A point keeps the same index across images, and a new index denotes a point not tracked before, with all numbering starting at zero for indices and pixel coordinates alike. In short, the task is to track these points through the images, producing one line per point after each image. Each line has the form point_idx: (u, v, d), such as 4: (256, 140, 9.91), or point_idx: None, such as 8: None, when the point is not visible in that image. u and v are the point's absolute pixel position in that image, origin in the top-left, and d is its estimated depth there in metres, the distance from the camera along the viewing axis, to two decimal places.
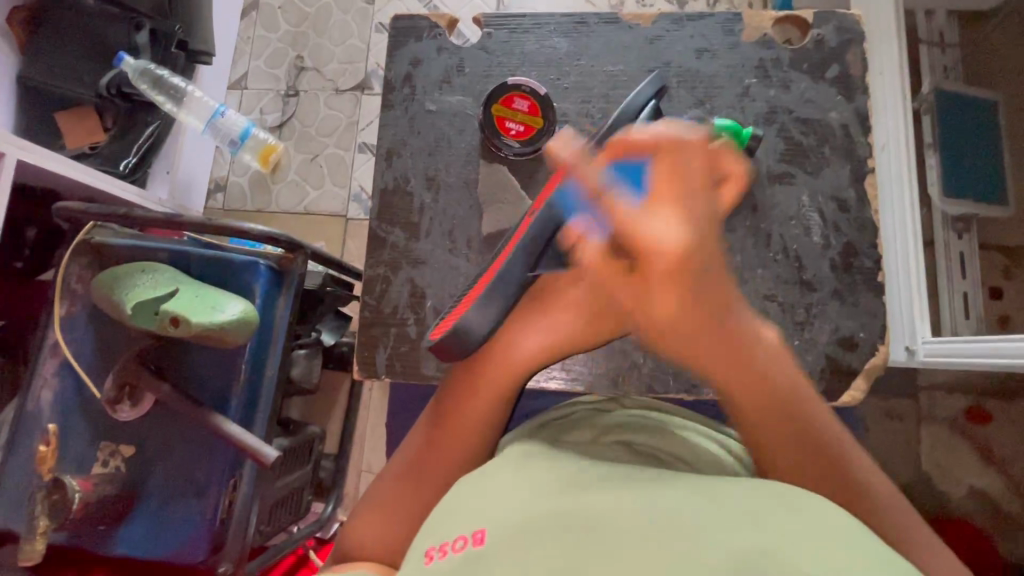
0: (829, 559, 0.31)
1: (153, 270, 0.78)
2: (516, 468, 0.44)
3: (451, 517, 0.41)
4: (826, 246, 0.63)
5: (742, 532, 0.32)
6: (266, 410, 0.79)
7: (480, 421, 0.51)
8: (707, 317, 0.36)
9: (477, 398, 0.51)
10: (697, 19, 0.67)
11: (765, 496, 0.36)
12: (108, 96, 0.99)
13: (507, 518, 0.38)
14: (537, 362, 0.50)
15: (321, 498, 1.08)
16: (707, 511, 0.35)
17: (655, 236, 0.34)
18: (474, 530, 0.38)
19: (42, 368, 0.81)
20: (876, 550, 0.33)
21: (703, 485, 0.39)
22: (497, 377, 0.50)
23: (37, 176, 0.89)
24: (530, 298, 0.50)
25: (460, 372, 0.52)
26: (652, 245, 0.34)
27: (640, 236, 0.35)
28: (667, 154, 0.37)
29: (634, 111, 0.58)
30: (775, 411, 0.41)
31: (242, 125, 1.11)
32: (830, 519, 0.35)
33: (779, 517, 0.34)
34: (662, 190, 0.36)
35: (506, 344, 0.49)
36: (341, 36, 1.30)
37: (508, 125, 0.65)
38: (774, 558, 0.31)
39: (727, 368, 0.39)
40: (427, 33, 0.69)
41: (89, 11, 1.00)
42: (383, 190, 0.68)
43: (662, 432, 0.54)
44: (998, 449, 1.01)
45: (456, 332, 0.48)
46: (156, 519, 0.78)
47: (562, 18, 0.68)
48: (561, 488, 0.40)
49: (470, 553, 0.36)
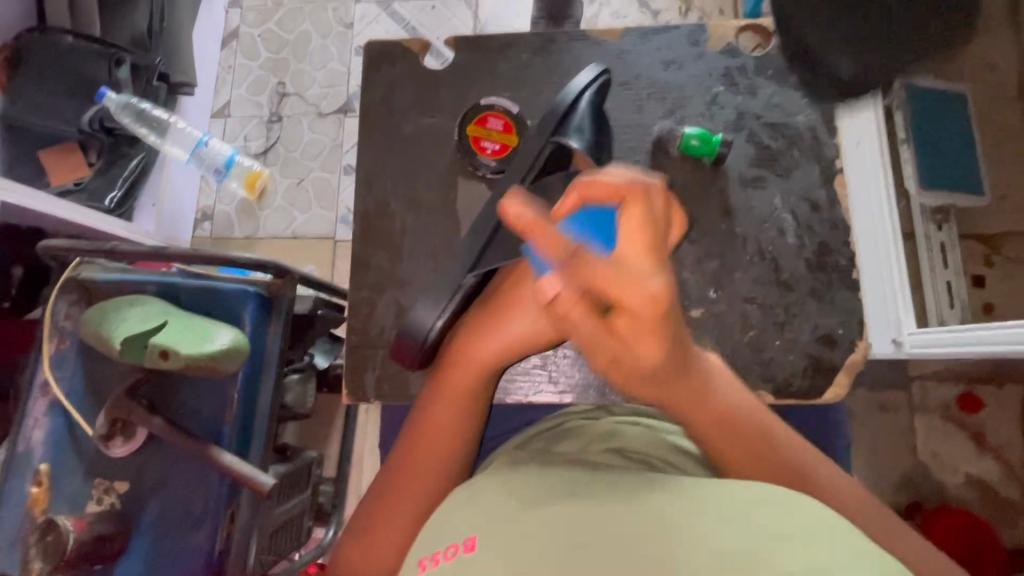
0: (809, 556, 0.32)
1: (141, 301, 0.78)
2: (504, 475, 0.44)
3: (443, 524, 0.42)
4: (800, 246, 0.64)
5: (723, 533, 0.34)
6: (261, 437, 0.79)
7: (459, 425, 0.51)
8: (675, 359, 0.39)
9: (447, 402, 0.51)
10: (662, 31, 0.69)
11: (750, 492, 0.37)
12: (90, 132, 1.00)
13: (497, 524, 0.39)
14: (497, 365, 0.51)
15: (322, 523, 1.06)
16: (690, 513, 0.36)
17: (636, 288, 0.32)
18: (465, 537, 0.39)
19: (32, 408, 0.80)
20: (863, 552, 0.34)
21: (690, 485, 0.40)
22: (464, 381, 0.51)
23: (22, 217, 0.89)
24: (483, 307, 0.53)
25: (438, 378, 0.53)
26: (627, 292, 0.32)
27: (618, 292, 0.32)
28: (631, 202, 0.33)
29: (576, 96, 0.60)
30: (710, 402, 0.46)
31: (226, 153, 1.16)
32: (813, 515, 0.36)
33: (764, 515, 0.35)
34: (631, 247, 0.32)
35: (460, 350, 0.52)
36: (321, 60, 1.32)
37: (484, 144, 0.67)
38: (757, 559, 0.32)
39: (681, 394, 0.43)
40: (401, 57, 0.70)
41: (66, 49, 1.01)
42: (364, 214, 0.68)
43: (648, 438, 0.56)
44: (991, 435, 1.02)
45: (408, 328, 0.57)
46: (151, 556, 0.77)
47: (532, 37, 0.69)
48: (551, 492, 0.40)
49: (461, 562, 0.37)
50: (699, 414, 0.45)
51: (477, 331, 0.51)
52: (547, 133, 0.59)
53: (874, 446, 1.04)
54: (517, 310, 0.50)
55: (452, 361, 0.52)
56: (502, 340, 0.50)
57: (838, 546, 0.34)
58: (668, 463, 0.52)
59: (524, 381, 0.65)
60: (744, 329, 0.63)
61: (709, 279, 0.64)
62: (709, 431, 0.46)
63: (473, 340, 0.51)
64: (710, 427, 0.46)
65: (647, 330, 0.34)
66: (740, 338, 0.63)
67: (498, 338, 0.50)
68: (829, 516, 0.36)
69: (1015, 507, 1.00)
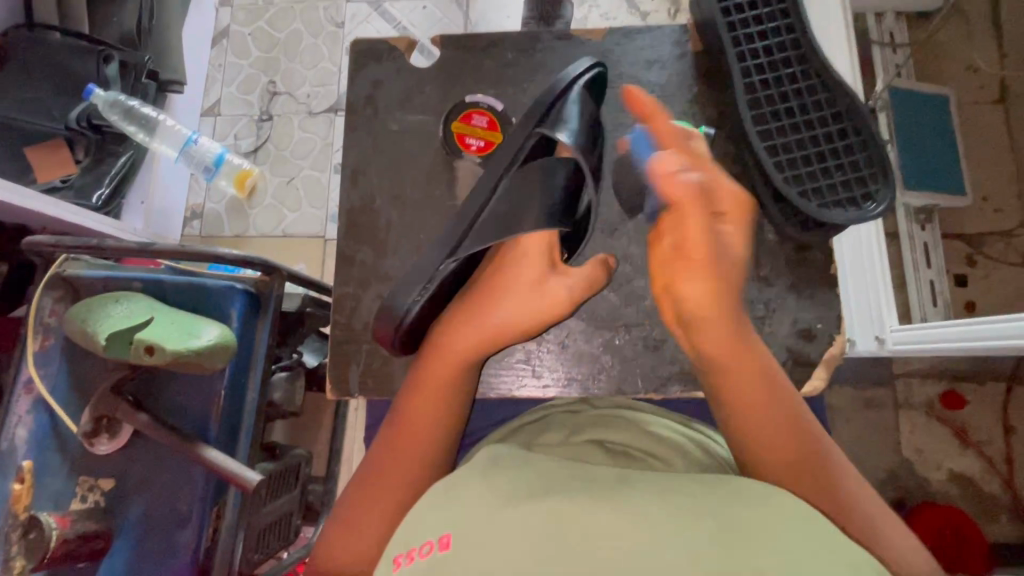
0: (780, 553, 0.33)
1: (127, 298, 0.78)
2: (483, 474, 0.45)
3: (420, 521, 0.41)
4: (780, 240, 0.65)
5: (699, 533, 0.34)
6: (249, 431, 0.80)
7: (442, 415, 0.53)
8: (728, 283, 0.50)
9: (426, 396, 0.53)
10: (645, 31, 0.70)
11: (725, 493, 0.38)
12: (78, 129, 1.00)
13: (475, 521, 0.39)
14: (473, 358, 0.55)
15: (310, 522, 1.06)
16: (665, 509, 0.37)
17: (731, 185, 0.54)
18: (440, 535, 0.39)
19: (15, 406, 0.80)
20: (835, 548, 0.34)
21: (666, 484, 0.40)
22: (439, 373, 0.54)
23: (7, 213, 0.89)
24: (460, 304, 0.57)
25: (414, 377, 0.55)
26: (729, 186, 0.53)
27: (727, 188, 0.53)
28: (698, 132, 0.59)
29: (569, 84, 0.62)
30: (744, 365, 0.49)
31: (215, 152, 1.15)
32: (785, 512, 0.36)
33: (736, 514, 0.36)
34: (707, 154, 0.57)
35: (443, 343, 0.55)
36: (312, 59, 1.32)
37: (468, 141, 0.67)
38: (729, 556, 0.32)
39: (718, 345, 0.49)
40: (386, 54, 0.71)
41: (56, 47, 1.01)
42: (348, 210, 0.69)
43: (630, 428, 0.57)
44: (973, 431, 1.04)
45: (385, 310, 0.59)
46: (136, 554, 0.77)
47: (517, 35, 0.70)
48: (529, 490, 0.41)
49: (436, 559, 0.37)
50: (732, 377, 0.49)
51: (456, 325, 0.56)
52: (532, 124, 0.60)
53: (861, 443, 1.05)
54: (495, 299, 0.56)
55: (430, 357, 0.55)
56: (477, 333, 0.55)
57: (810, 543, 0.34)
58: (648, 454, 0.54)
59: (508, 375, 0.66)
60: None
61: None
62: (736, 396, 0.49)
63: (446, 337, 0.55)
64: (741, 389, 0.49)
65: (737, 226, 0.52)
66: None
67: (472, 333, 0.55)
68: (800, 512, 0.37)
69: (996, 501, 1.02)
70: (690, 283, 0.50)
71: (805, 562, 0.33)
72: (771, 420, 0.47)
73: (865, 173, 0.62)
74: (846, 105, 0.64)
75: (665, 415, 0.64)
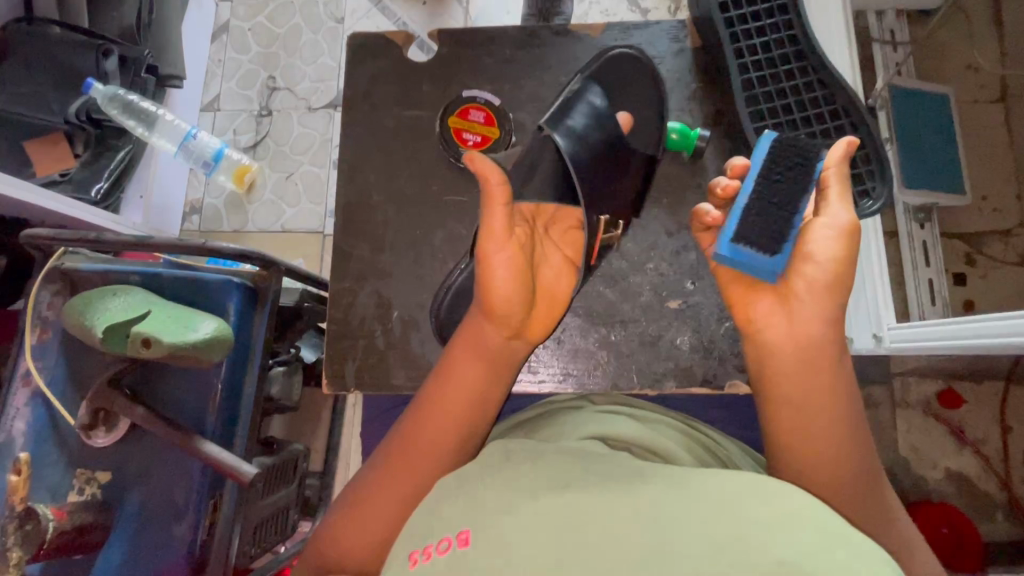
0: (800, 543, 0.33)
1: (125, 292, 0.78)
2: (497, 466, 0.45)
3: (435, 517, 0.41)
4: None
5: (716, 523, 0.34)
6: (245, 428, 0.79)
7: (463, 415, 0.52)
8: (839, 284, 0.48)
9: (438, 403, 0.53)
10: (643, 27, 0.70)
11: (745, 483, 0.38)
12: (78, 123, 1.00)
13: (490, 518, 0.38)
14: (475, 361, 0.53)
15: (307, 517, 1.06)
16: (679, 502, 0.37)
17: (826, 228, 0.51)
18: (458, 531, 0.38)
19: (13, 398, 0.80)
20: (855, 540, 0.34)
21: (678, 474, 0.40)
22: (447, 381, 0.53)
23: (7, 206, 0.89)
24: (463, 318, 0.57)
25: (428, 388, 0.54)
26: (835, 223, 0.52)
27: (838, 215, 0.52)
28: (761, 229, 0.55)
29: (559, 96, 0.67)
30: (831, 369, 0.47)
31: (214, 146, 1.17)
32: (807, 507, 0.36)
33: (753, 506, 0.36)
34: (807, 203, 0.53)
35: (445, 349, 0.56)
36: (312, 55, 1.32)
37: (465, 137, 0.67)
38: (750, 547, 0.32)
39: (806, 344, 0.47)
40: (384, 49, 0.71)
41: (56, 41, 1.00)
42: (346, 205, 0.69)
43: (628, 423, 0.56)
44: (971, 430, 1.04)
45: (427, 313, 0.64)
46: (133, 546, 0.77)
47: (516, 31, 0.70)
48: (548, 483, 0.41)
49: (456, 555, 0.36)
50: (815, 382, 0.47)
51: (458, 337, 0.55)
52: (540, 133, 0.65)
53: None
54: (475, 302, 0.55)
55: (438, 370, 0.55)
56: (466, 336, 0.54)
57: (831, 536, 0.34)
58: (649, 452, 0.53)
59: None
60: (721, 320, 0.65)
61: (686, 271, 0.66)
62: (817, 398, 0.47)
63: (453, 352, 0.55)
64: (819, 396, 0.47)
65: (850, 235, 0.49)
66: (718, 329, 0.65)
67: (466, 337, 0.54)
68: (818, 507, 0.37)
69: (993, 500, 1.02)
70: (829, 240, 0.49)
71: (826, 554, 0.32)
72: (831, 426, 0.47)
73: (861, 171, 0.63)
74: (844, 101, 0.64)
75: (662, 411, 0.64)
